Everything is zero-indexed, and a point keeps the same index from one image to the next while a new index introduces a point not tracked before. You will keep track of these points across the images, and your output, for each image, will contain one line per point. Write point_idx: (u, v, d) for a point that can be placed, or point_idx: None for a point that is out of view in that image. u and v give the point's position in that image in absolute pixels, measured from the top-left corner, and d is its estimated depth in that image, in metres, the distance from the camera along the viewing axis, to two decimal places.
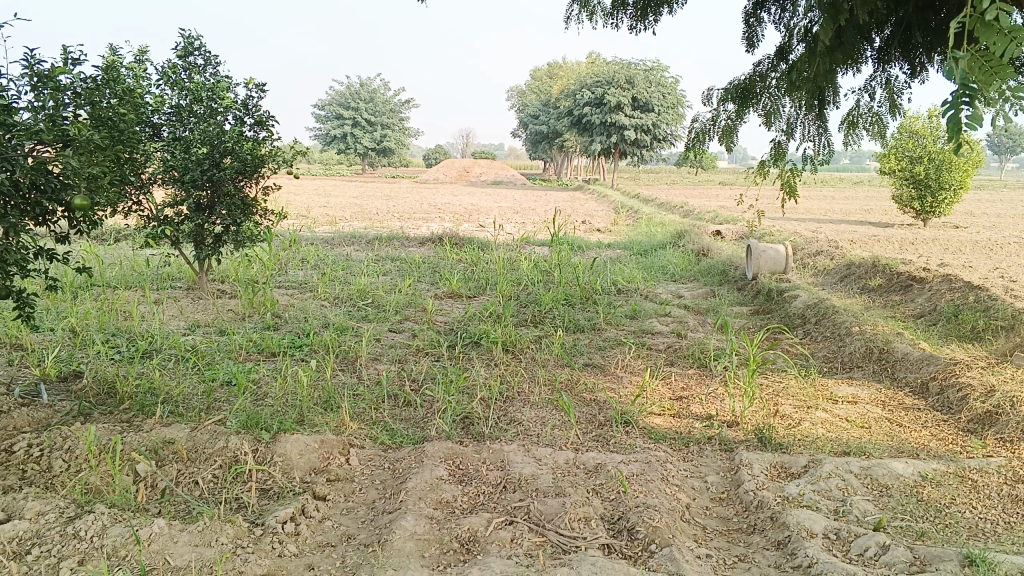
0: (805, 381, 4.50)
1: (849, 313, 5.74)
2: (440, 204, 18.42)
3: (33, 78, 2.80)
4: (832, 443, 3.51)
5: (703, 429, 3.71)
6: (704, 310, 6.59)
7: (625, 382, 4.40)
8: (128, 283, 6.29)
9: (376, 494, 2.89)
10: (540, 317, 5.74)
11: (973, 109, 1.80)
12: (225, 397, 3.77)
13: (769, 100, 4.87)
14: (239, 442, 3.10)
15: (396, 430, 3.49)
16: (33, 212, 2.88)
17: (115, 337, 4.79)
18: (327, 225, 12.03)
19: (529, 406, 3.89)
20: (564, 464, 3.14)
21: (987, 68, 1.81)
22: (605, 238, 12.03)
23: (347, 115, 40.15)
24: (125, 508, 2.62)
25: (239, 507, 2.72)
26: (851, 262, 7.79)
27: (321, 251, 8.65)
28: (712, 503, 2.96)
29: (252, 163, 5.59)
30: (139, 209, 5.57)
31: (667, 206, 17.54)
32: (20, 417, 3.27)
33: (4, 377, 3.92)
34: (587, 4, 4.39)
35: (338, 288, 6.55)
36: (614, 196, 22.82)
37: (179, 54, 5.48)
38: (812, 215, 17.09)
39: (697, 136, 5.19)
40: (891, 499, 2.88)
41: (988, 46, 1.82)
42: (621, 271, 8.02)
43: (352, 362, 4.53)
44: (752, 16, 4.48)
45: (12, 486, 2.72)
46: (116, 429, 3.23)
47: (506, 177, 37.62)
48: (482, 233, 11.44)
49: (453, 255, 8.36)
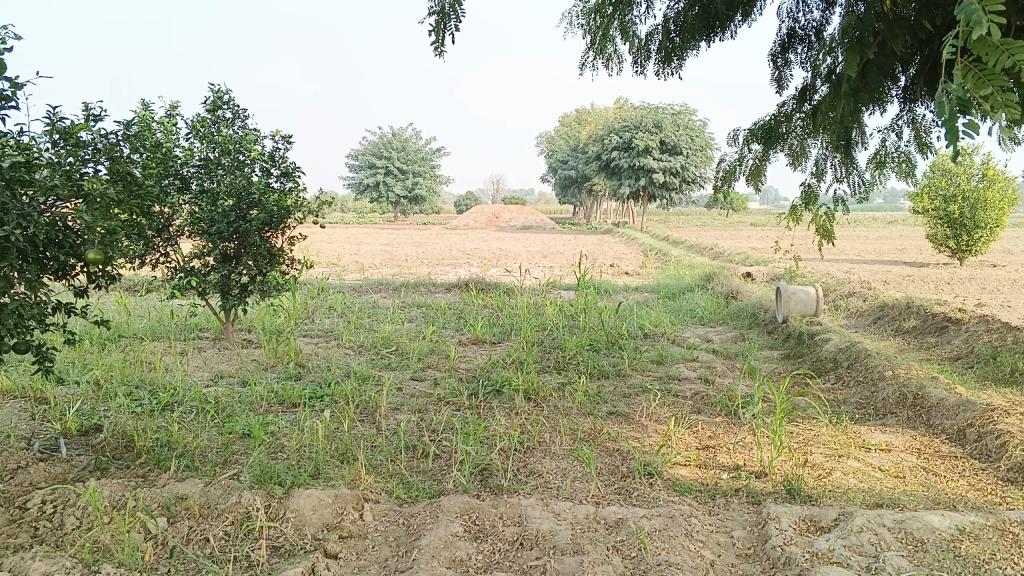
0: (837, 428, 4.37)
1: (882, 356, 5.59)
2: (469, 249, 18.51)
3: (54, 135, 2.82)
4: (864, 495, 3.37)
5: (730, 481, 3.59)
6: (733, 354, 6.47)
7: (650, 431, 4.30)
8: (155, 334, 6.33)
9: (389, 552, 2.82)
10: (564, 364, 5.66)
11: (967, 119, 1.66)
12: (242, 451, 3.74)
13: (795, 140, 4.81)
14: (252, 497, 3.05)
15: (412, 484, 3.43)
16: (51, 267, 2.89)
17: (138, 389, 4.79)
18: (355, 273, 12.09)
19: (550, 457, 3.80)
20: (584, 519, 3.04)
21: (980, 78, 1.72)
22: (633, 281, 11.96)
23: (378, 164, 40.70)
24: (132, 567, 2.58)
25: (248, 566, 2.67)
26: (884, 304, 7.63)
27: (348, 299, 8.67)
28: (737, 559, 2.84)
29: (278, 214, 5.62)
30: (165, 260, 5.63)
31: (697, 248, 17.44)
32: (37, 472, 3.25)
33: (25, 431, 3.92)
34: (604, 51, 4.37)
35: (363, 337, 6.54)
36: (643, 238, 22.76)
37: (208, 108, 5.57)
38: (844, 255, 16.89)
39: (724, 177, 5.13)
40: (927, 554, 2.74)
41: (982, 58, 1.71)
42: (648, 315, 7.93)
43: (372, 412, 4.49)
44: (777, 57, 4.45)
45: (23, 544, 2.69)
46: (130, 485, 3.20)
47: (535, 222, 37.75)
48: (509, 278, 11.43)
49: (479, 301, 8.33)
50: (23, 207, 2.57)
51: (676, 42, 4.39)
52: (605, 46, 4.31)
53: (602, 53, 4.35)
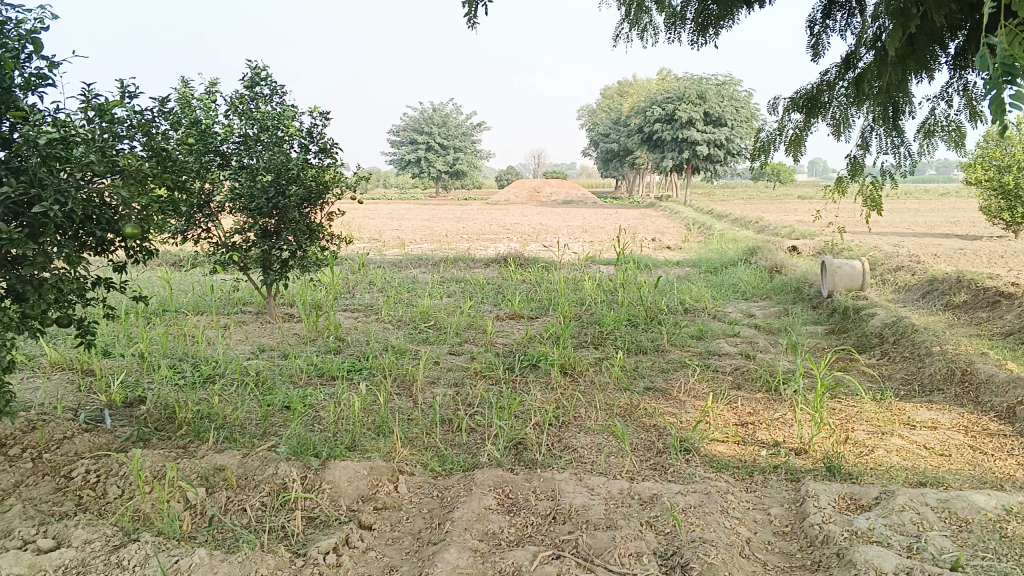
0: (881, 405, 4.27)
1: (930, 331, 5.44)
2: (509, 224, 18.50)
3: (90, 111, 2.84)
4: (907, 473, 3.29)
5: (769, 457, 3.53)
6: (775, 330, 6.36)
7: (688, 407, 4.25)
8: (199, 308, 6.43)
9: (423, 524, 2.83)
10: (601, 339, 5.62)
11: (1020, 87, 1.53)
12: (280, 423, 3.78)
13: (838, 109, 4.68)
14: (289, 469, 3.08)
15: (447, 457, 3.44)
16: (89, 242, 2.92)
17: (181, 361, 4.87)
18: (396, 248, 12.15)
19: (586, 432, 3.78)
20: (618, 494, 3.02)
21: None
22: (675, 256, 11.83)
23: (420, 139, 40.74)
24: (171, 537, 2.63)
25: (284, 536, 2.70)
26: (934, 278, 7.42)
27: (388, 274, 8.71)
28: (774, 537, 2.80)
29: (317, 189, 5.63)
30: (208, 235, 5.69)
31: (742, 222, 17.19)
32: (81, 442, 3.32)
33: (71, 403, 4.01)
34: (640, 22, 4.28)
35: (402, 311, 6.57)
36: (686, 212, 22.50)
37: (246, 85, 5.59)
38: (894, 228, 16.47)
39: (764, 148, 5.02)
40: (971, 535, 2.66)
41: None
42: (688, 290, 7.82)
43: (409, 386, 4.50)
44: (817, 23, 4.31)
45: (67, 512, 2.75)
46: (171, 455, 3.26)
47: (577, 197, 37.52)
48: (549, 253, 11.37)
49: (518, 276, 8.30)
50: (60, 183, 2.58)
51: (713, 11, 4.30)
52: (640, 18, 4.23)
53: (637, 24, 4.27)
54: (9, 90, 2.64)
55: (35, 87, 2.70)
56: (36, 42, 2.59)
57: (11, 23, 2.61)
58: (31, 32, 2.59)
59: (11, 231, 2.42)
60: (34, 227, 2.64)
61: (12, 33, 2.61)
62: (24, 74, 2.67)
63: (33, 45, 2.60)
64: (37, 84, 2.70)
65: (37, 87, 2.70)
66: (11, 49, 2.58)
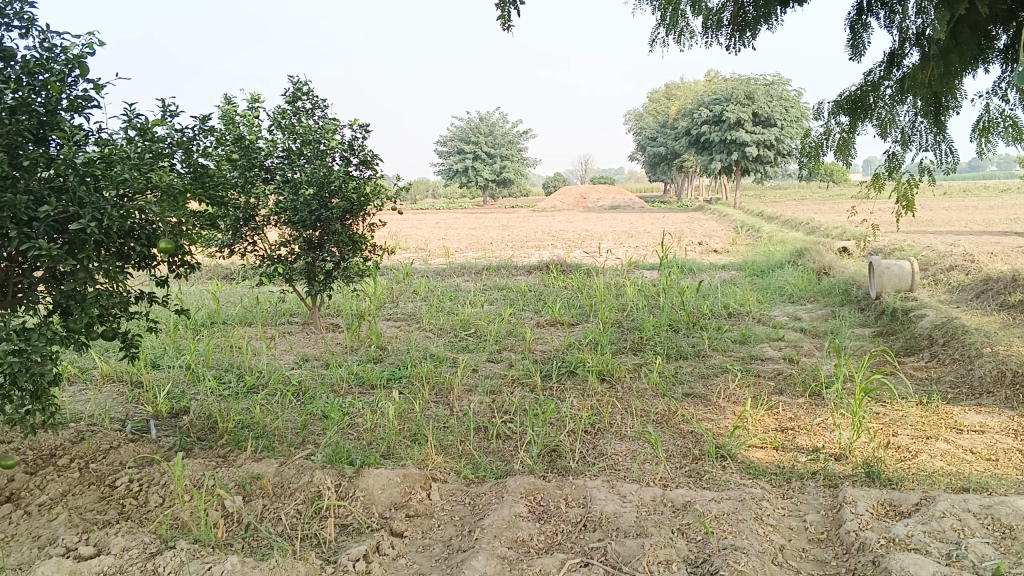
0: (926, 409, 4.18)
1: (980, 332, 5.28)
2: (554, 231, 18.47)
3: (132, 131, 2.87)
4: (951, 479, 3.20)
5: (807, 463, 3.48)
6: (821, 333, 6.25)
7: (727, 413, 4.20)
8: (246, 320, 6.57)
9: (454, 531, 2.85)
10: (641, 345, 5.59)
11: None
12: (318, 431, 3.85)
13: (884, 110, 4.55)
14: (324, 477, 3.14)
15: (480, 464, 3.47)
16: (128, 258, 2.95)
17: (226, 372, 4.96)
18: (440, 258, 12.23)
19: (620, 439, 3.77)
20: (650, 501, 3.01)
21: None
22: (722, 260, 11.65)
23: (466, 149, 40.95)
24: (207, 543, 2.70)
25: (316, 543, 2.75)
26: (989, 277, 7.19)
27: (431, 283, 8.76)
28: (809, 544, 2.75)
29: (359, 202, 5.65)
30: (253, 248, 5.80)
31: (791, 223, 16.93)
32: (126, 452, 3.41)
33: (120, 413, 4.13)
34: (676, 27, 4.29)
35: (443, 320, 6.60)
36: (734, 215, 22.20)
37: (288, 100, 5.68)
38: (950, 227, 16.00)
39: (810, 153, 4.92)
40: (1015, 542, 2.57)
41: None
42: (733, 293, 7.72)
43: (447, 394, 4.54)
44: (856, 22, 4.22)
45: (110, 521, 2.84)
46: (211, 465, 3.33)
47: (625, 202, 37.34)
48: (593, 259, 11.34)
49: (559, 284, 8.30)
50: (93, 197, 2.59)
51: (749, 13, 4.29)
52: (677, 22, 4.24)
53: (672, 29, 4.27)
54: (55, 112, 2.72)
55: (81, 108, 2.78)
56: (83, 66, 2.67)
57: (58, 48, 2.69)
58: (79, 57, 2.68)
59: (51, 248, 2.47)
60: (74, 244, 2.68)
61: (60, 57, 2.70)
62: (70, 97, 2.75)
63: (80, 69, 2.68)
64: (82, 105, 2.78)
65: (83, 108, 2.79)
66: (57, 73, 2.66)
